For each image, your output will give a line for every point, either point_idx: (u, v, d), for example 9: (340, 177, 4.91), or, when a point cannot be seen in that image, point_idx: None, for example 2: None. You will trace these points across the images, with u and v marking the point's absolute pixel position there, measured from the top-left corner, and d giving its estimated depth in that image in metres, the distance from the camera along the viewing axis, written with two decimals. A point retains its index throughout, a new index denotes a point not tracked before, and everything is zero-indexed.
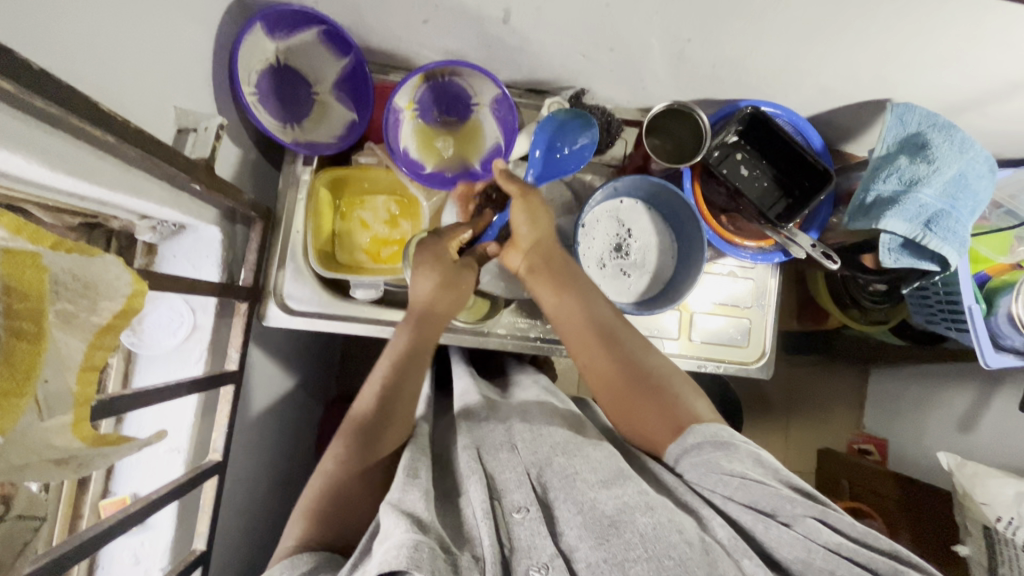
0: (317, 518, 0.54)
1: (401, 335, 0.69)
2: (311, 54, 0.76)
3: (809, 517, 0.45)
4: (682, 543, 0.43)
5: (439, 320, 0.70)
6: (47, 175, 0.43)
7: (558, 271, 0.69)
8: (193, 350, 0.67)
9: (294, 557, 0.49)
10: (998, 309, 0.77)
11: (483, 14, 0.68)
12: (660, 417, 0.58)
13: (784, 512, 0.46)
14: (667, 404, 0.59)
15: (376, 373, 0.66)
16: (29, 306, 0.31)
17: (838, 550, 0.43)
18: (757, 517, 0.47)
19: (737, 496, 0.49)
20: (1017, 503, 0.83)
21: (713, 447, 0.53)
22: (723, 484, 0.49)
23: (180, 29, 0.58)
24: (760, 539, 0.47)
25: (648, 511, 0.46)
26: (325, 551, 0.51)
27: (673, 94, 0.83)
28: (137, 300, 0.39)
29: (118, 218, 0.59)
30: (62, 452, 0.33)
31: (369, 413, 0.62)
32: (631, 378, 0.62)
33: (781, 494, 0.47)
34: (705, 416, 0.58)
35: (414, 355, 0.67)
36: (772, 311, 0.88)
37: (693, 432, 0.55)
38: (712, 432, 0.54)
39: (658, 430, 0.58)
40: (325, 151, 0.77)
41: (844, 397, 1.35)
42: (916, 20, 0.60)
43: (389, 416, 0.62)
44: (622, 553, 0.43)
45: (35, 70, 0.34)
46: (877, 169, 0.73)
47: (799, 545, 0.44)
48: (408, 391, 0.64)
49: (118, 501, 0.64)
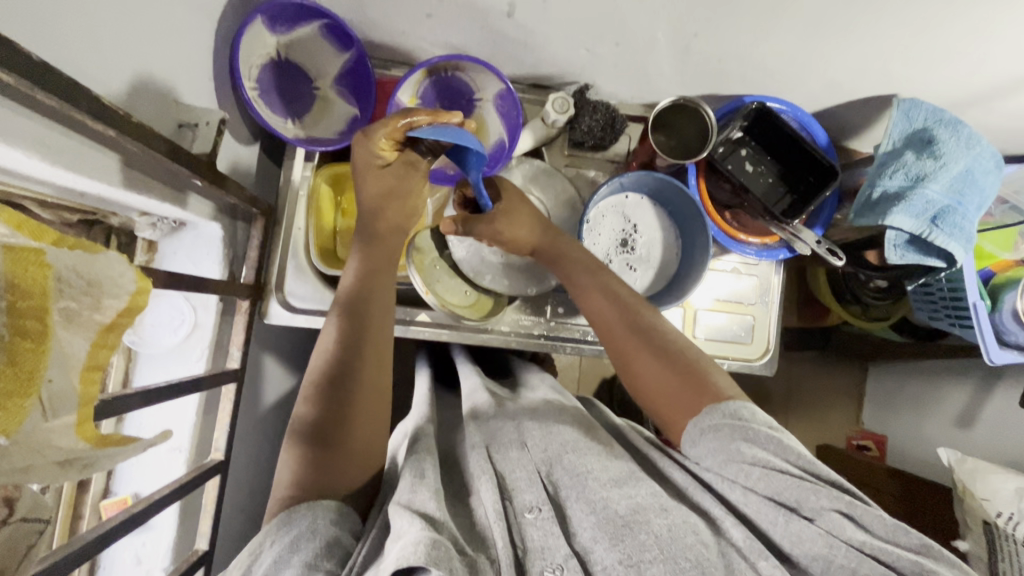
0: (298, 485, 0.52)
1: (334, 320, 0.62)
2: (313, 48, 0.75)
3: (835, 511, 0.45)
4: (698, 543, 0.44)
5: (371, 301, 0.63)
6: (48, 169, 0.42)
7: (573, 257, 0.71)
8: (194, 348, 0.67)
9: (290, 509, 0.49)
10: (1003, 306, 0.76)
11: (488, 8, 0.67)
12: (679, 385, 0.58)
13: (809, 506, 0.46)
14: (689, 374, 0.59)
15: (325, 344, 0.61)
16: (32, 305, 0.30)
17: (862, 547, 0.44)
18: (778, 510, 0.47)
19: (759, 488, 0.48)
20: (1017, 498, 0.83)
21: (732, 421, 0.52)
22: (743, 475, 0.49)
23: (181, 23, 0.57)
24: (780, 534, 0.47)
25: (662, 513, 0.46)
26: (323, 500, 0.51)
27: (678, 90, 0.83)
28: (141, 298, 0.38)
29: (117, 215, 0.58)
30: (66, 453, 0.32)
31: (331, 368, 0.59)
32: (656, 358, 0.61)
33: (806, 486, 0.47)
34: (728, 392, 0.56)
35: (359, 336, 0.61)
36: (775, 308, 0.88)
37: (713, 410, 0.53)
38: (733, 411, 0.53)
39: (676, 400, 0.58)
40: (325, 147, 0.76)
41: (844, 393, 1.35)
42: (926, 15, 0.60)
43: (352, 371, 0.59)
44: (637, 554, 0.43)
45: (36, 63, 0.33)
46: (883, 165, 0.73)
47: (821, 541, 0.45)
48: (369, 342, 0.61)
49: (119, 502, 0.63)
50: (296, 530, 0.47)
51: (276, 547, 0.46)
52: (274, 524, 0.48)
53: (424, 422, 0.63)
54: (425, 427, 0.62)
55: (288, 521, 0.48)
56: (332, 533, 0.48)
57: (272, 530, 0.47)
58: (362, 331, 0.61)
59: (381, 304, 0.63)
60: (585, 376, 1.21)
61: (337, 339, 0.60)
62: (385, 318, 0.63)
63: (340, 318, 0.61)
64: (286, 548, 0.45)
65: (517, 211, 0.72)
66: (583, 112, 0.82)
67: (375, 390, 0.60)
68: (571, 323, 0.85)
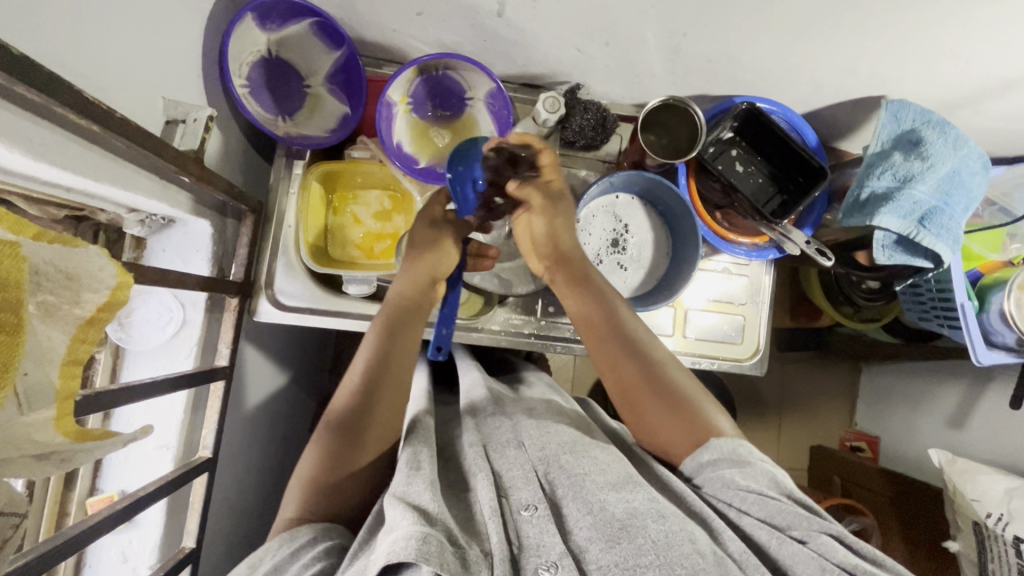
0: (310, 495, 0.56)
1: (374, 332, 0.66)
2: (304, 46, 0.75)
3: (823, 533, 0.47)
4: (694, 554, 0.43)
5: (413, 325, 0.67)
6: (31, 164, 0.41)
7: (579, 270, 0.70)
8: (182, 346, 0.66)
9: (292, 530, 0.51)
10: (990, 307, 0.77)
11: (478, 7, 0.67)
12: (674, 420, 0.60)
13: (799, 529, 0.48)
14: (685, 411, 0.60)
15: (358, 365, 0.64)
16: (8, 297, 0.30)
17: (853, 570, 0.44)
18: (771, 532, 0.48)
19: (753, 511, 0.50)
20: (1007, 499, 0.83)
21: (729, 459, 0.55)
22: (738, 498, 0.51)
23: (170, 18, 0.57)
24: (773, 556, 0.47)
25: (660, 519, 0.45)
26: (323, 521, 0.54)
27: (669, 89, 0.83)
28: (122, 293, 0.37)
29: (105, 210, 0.57)
30: (42, 447, 0.32)
31: (362, 382, 0.62)
32: (653, 382, 0.63)
33: (798, 511, 0.49)
34: (728, 432, 0.59)
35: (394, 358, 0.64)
36: (766, 308, 0.88)
37: (717, 449, 0.56)
38: (730, 449, 0.56)
39: (672, 432, 0.60)
40: (316, 144, 0.76)
41: (836, 394, 1.35)
42: (912, 17, 0.60)
43: (377, 386, 0.62)
44: (633, 558, 0.43)
45: (11, 55, 0.33)
46: (872, 165, 0.73)
47: (813, 564, 0.44)
48: (394, 372, 0.64)
49: (105, 498, 0.61)
50: (296, 543, 0.49)
51: (276, 556, 0.48)
52: (278, 541, 0.50)
53: (422, 417, 0.63)
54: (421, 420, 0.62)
55: (292, 537, 0.50)
56: (332, 542, 0.51)
57: (273, 545, 0.49)
58: (391, 363, 0.64)
59: (410, 338, 0.66)
60: (578, 375, 1.21)
61: (370, 361, 0.63)
62: (413, 352, 0.66)
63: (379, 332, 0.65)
64: (286, 557, 0.48)
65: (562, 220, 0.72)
66: (575, 111, 0.81)
67: (387, 418, 0.62)
68: (561, 322, 0.84)
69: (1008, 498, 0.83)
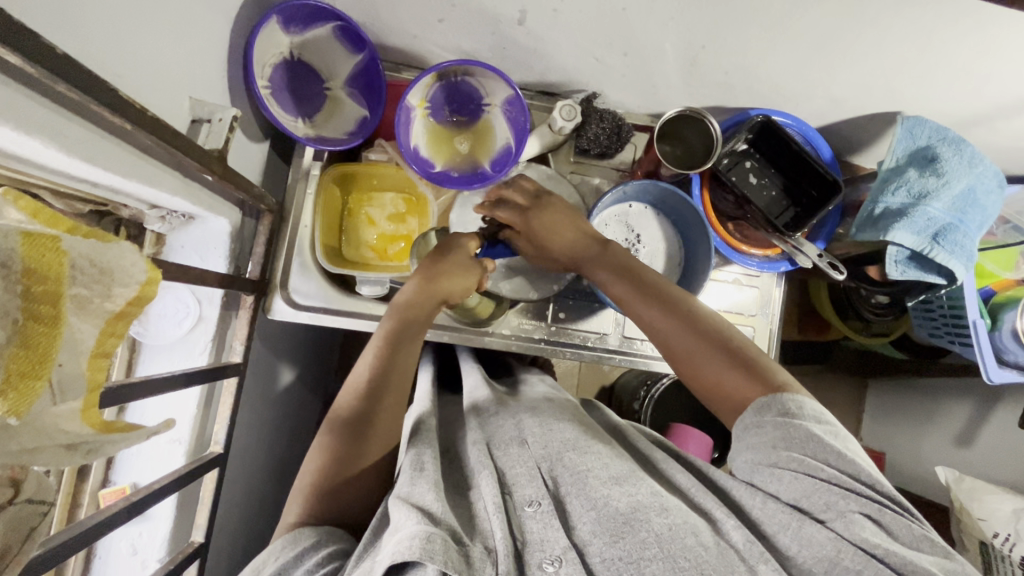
0: (315, 495, 0.56)
1: (386, 321, 0.68)
2: (324, 49, 0.76)
3: (859, 512, 0.46)
4: (697, 545, 0.43)
5: (422, 318, 0.68)
6: (64, 160, 0.42)
7: (617, 257, 0.71)
8: (198, 341, 0.67)
9: (295, 532, 0.52)
10: (1003, 325, 0.77)
11: (500, 14, 0.68)
12: (729, 367, 0.60)
13: (832, 510, 0.47)
14: (742, 360, 0.60)
15: (366, 361, 0.65)
16: (46, 290, 0.31)
17: (874, 550, 0.44)
18: (793, 514, 0.47)
19: (784, 491, 0.49)
20: (1015, 519, 0.82)
21: (778, 417, 0.52)
22: (774, 479, 0.50)
23: (199, 18, 0.58)
24: (788, 539, 0.47)
25: (663, 512, 0.46)
26: (326, 525, 0.54)
27: (684, 101, 0.84)
28: (150, 288, 0.38)
29: (127, 207, 0.58)
30: (72, 437, 0.33)
31: (369, 382, 0.63)
32: (704, 342, 0.62)
33: (833, 490, 0.47)
34: (783, 382, 0.57)
35: (406, 344, 0.66)
36: (775, 319, 0.88)
37: (766, 405, 0.54)
38: (782, 406, 0.53)
39: (727, 381, 0.59)
40: (334, 146, 0.77)
41: (843, 408, 1.34)
42: (928, 36, 0.61)
43: (386, 386, 0.63)
44: (637, 551, 0.43)
45: (39, 43, 0.34)
46: (887, 181, 0.73)
47: (829, 544, 0.45)
48: (396, 383, 0.64)
49: (117, 491, 0.63)
50: (301, 547, 0.50)
51: (281, 559, 0.49)
52: (280, 543, 0.50)
53: (425, 417, 0.65)
54: (425, 421, 0.64)
55: (296, 540, 0.50)
56: (337, 546, 0.51)
57: (278, 548, 0.50)
58: (393, 371, 0.64)
59: (410, 353, 0.67)
60: (584, 381, 1.21)
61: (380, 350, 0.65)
62: (410, 373, 0.66)
63: (390, 322, 0.67)
64: (291, 562, 0.48)
65: (555, 227, 0.72)
66: (590, 120, 0.82)
67: (387, 433, 0.62)
68: (572, 329, 0.85)
69: (1016, 519, 0.82)
